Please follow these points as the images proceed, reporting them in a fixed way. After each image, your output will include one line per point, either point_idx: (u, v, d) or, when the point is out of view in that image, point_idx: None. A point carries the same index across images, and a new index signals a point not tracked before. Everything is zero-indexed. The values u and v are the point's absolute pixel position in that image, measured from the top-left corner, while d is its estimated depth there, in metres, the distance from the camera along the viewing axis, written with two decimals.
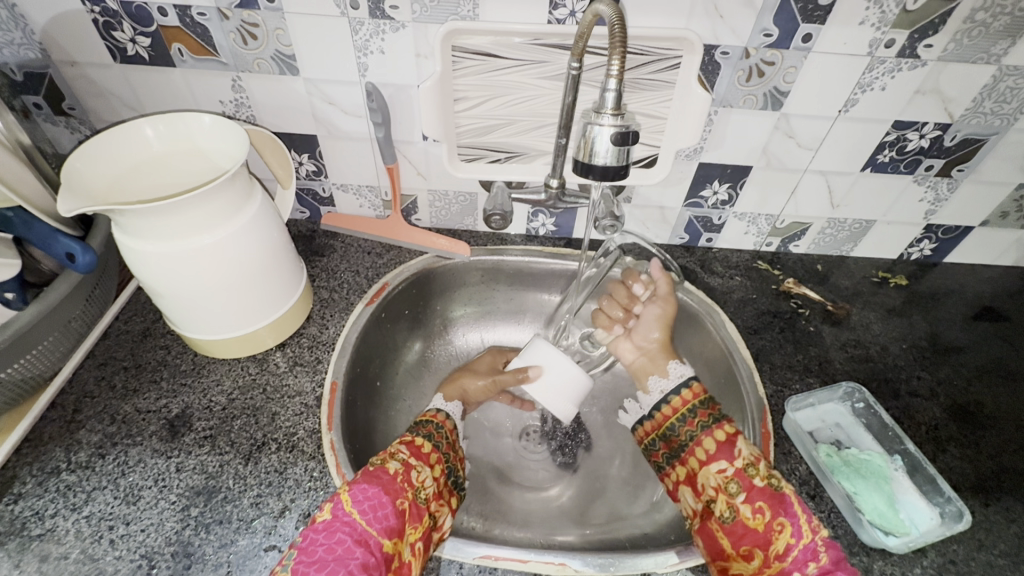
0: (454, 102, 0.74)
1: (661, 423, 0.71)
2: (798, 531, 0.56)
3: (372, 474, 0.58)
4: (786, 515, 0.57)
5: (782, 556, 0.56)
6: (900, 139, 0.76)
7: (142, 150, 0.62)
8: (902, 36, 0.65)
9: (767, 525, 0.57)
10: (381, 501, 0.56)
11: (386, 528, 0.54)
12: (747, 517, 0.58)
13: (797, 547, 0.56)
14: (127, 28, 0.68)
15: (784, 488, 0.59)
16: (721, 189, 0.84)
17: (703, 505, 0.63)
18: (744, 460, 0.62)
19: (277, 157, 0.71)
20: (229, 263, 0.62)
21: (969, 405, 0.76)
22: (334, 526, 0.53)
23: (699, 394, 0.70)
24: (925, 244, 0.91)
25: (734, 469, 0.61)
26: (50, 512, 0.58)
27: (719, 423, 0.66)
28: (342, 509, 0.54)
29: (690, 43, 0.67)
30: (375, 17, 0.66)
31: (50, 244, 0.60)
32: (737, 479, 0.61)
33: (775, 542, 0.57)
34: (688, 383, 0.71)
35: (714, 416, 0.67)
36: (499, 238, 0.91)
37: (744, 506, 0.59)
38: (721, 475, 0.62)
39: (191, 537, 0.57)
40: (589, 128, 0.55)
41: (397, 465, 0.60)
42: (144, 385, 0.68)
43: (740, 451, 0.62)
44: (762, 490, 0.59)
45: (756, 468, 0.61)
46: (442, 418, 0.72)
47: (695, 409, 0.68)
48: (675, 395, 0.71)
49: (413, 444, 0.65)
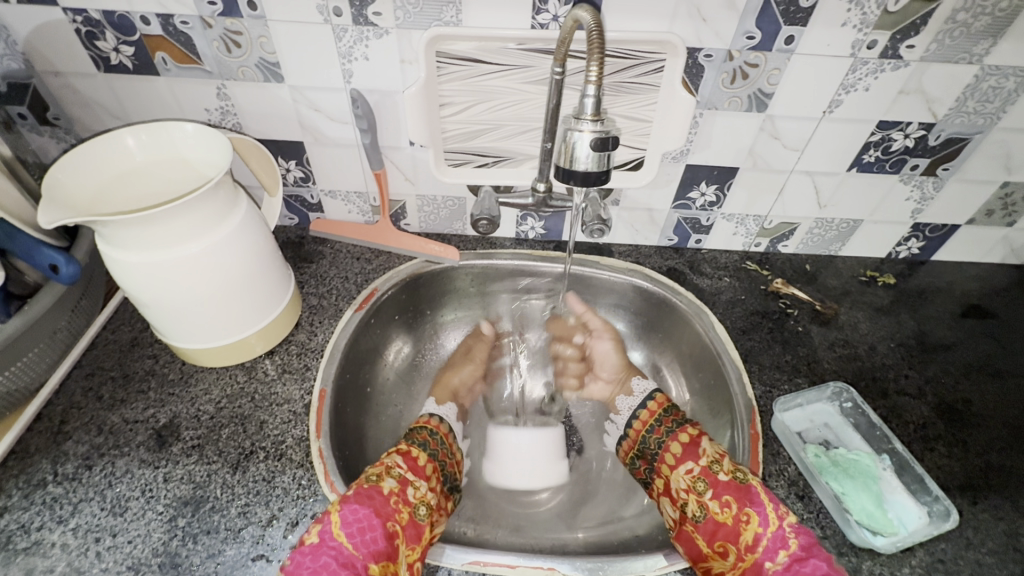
0: (440, 108, 0.74)
1: (635, 440, 0.75)
2: (765, 519, 0.57)
3: (365, 495, 0.57)
4: (752, 505, 0.58)
5: (752, 547, 0.57)
6: (884, 139, 0.76)
7: (123, 159, 0.62)
8: (883, 37, 0.65)
9: (735, 517, 0.58)
10: (370, 523, 0.55)
11: (373, 552, 0.54)
12: (716, 512, 0.60)
13: (766, 536, 0.56)
14: (110, 37, 0.68)
15: (750, 481, 0.60)
16: (708, 191, 0.84)
17: (678, 509, 0.64)
18: (710, 458, 0.64)
19: (260, 164, 0.71)
20: (216, 271, 0.62)
21: (956, 403, 0.76)
22: (320, 550, 0.52)
23: (661, 404, 0.74)
24: (913, 243, 0.91)
25: (701, 467, 0.64)
26: (36, 525, 0.57)
27: (684, 426, 0.69)
28: (330, 533, 0.53)
29: (673, 46, 0.67)
30: (359, 24, 0.66)
31: (33, 255, 0.60)
32: (704, 477, 0.63)
33: (745, 534, 0.57)
34: (653, 395, 0.76)
35: (677, 421, 0.71)
36: (488, 242, 0.91)
37: (712, 502, 0.60)
38: (689, 474, 0.64)
39: (178, 548, 0.57)
40: (569, 133, 0.55)
41: (393, 483, 0.60)
42: (131, 395, 0.68)
43: (703, 451, 0.65)
44: (727, 483, 0.61)
45: (720, 464, 0.63)
46: (435, 422, 0.74)
47: (662, 417, 0.73)
48: (643, 408, 0.76)
49: (409, 456, 0.66)
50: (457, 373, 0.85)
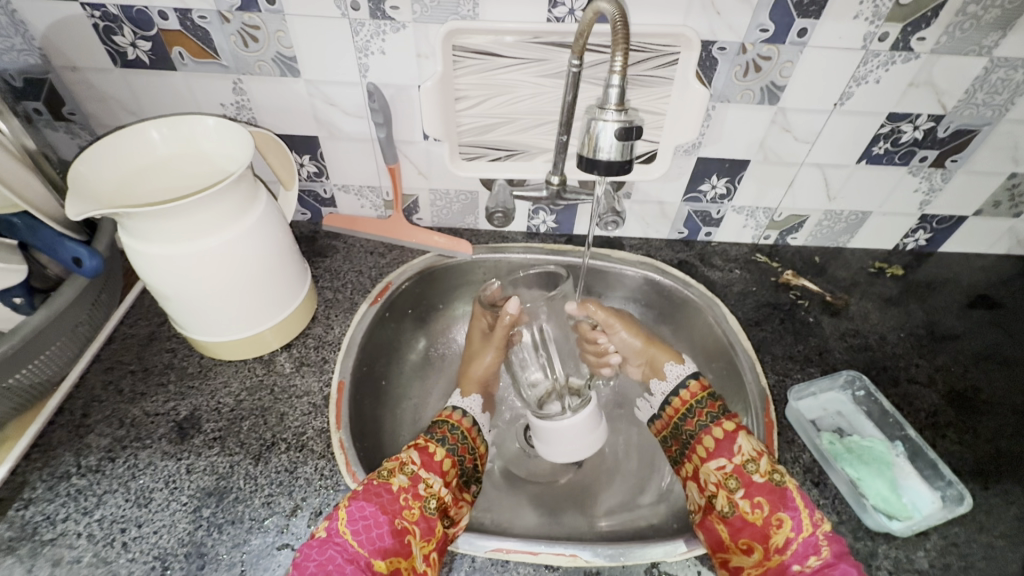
0: (455, 102, 0.74)
1: (668, 423, 0.73)
2: (798, 525, 0.58)
3: (373, 492, 0.57)
4: (786, 510, 0.58)
5: (781, 549, 0.58)
6: (894, 131, 0.77)
7: (143, 153, 0.62)
8: (895, 30, 0.66)
9: (765, 519, 0.59)
10: (377, 520, 0.55)
11: (379, 548, 0.54)
12: (745, 511, 0.60)
13: (797, 540, 0.57)
14: (128, 32, 0.68)
15: (785, 484, 0.60)
16: (720, 183, 0.85)
17: (705, 499, 0.64)
18: (744, 456, 0.63)
19: (278, 158, 0.71)
20: (237, 263, 0.62)
21: (966, 391, 0.77)
22: (327, 544, 0.53)
23: (699, 392, 0.72)
24: (921, 234, 0.92)
25: (734, 466, 0.62)
26: (61, 516, 0.58)
27: (722, 419, 0.67)
28: (336, 529, 0.54)
29: (688, 40, 0.68)
30: (376, 18, 0.66)
31: (56, 248, 0.60)
32: (736, 475, 0.62)
33: (774, 537, 0.58)
34: (689, 380, 0.74)
35: (713, 414, 0.68)
36: (500, 236, 0.92)
37: (743, 500, 0.60)
38: (720, 471, 0.63)
39: (204, 538, 0.57)
40: (592, 123, 0.55)
41: (403, 479, 0.59)
42: (151, 388, 0.69)
43: (739, 448, 0.63)
44: (762, 485, 0.60)
45: (756, 464, 0.62)
46: (457, 417, 0.71)
47: (701, 403, 0.70)
48: (677, 394, 0.73)
49: (425, 452, 0.64)
50: (479, 362, 0.81)
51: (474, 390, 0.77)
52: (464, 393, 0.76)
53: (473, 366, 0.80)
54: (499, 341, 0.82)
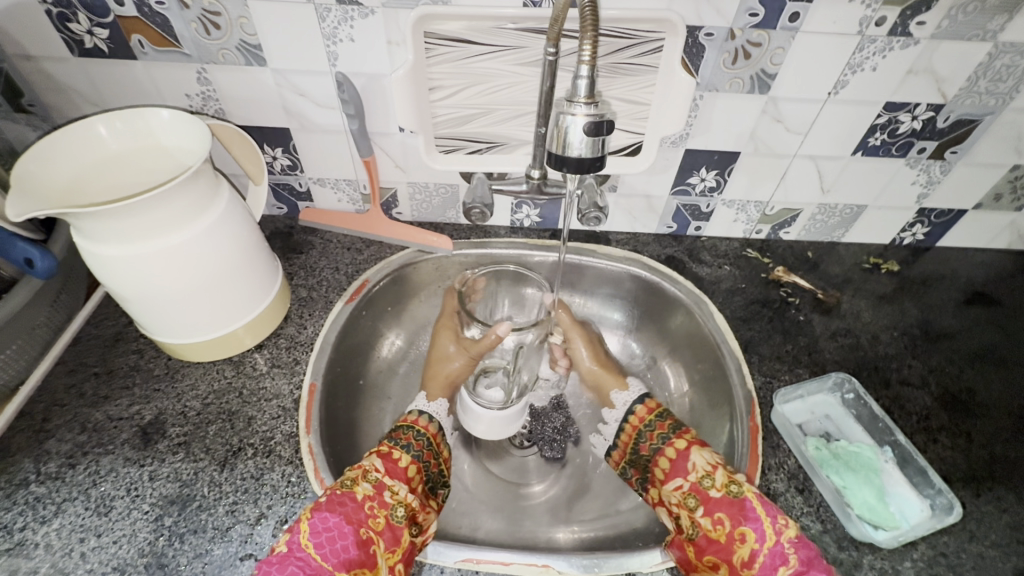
0: (429, 92, 0.71)
1: (627, 448, 0.71)
2: (762, 535, 0.55)
3: (337, 501, 0.55)
4: (748, 522, 0.56)
5: (749, 563, 0.55)
6: (891, 121, 0.73)
7: (96, 149, 0.59)
8: (893, 13, 0.62)
9: (728, 535, 0.56)
10: (341, 531, 0.52)
11: (344, 560, 0.51)
12: (708, 528, 0.57)
13: (763, 552, 0.54)
14: (83, 19, 0.65)
15: (745, 494, 0.57)
16: (709, 176, 0.81)
17: (672, 521, 0.62)
18: (699, 473, 0.61)
19: (244, 151, 0.68)
20: (199, 263, 0.60)
21: (960, 393, 0.74)
22: (287, 560, 0.50)
23: (653, 410, 0.71)
24: (918, 229, 0.89)
25: (690, 483, 0.61)
26: (19, 525, 0.56)
27: (676, 435, 0.66)
28: (297, 543, 0.51)
29: (673, 25, 0.64)
30: (342, 3, 0.63)
31: (6, 249, 0.57)
32: (694, 493, 0.60)
33: (740, 550, 0.55)
34: (643, 399, 0.73)
35: (664, 435, 0.67)
36: (483, 230, 0.89)
37: (704, 518, 0.58)
38: (678, 491, 0.61)
39: (165, 548, 0.55)
40: (561, 117, 0.52)
41: (368, 488, 0.57)
42: (115, 392, 0.67)
43: (693, 464, 0.62)
44: (720, 499, 0.58)
45: (712, 479, 0.60)
46: (424, 423, 0.69)
47: (653, 424, 0.69)
48: (631, 413, 0.73)
49: (389, 458, 0.62)
50: (448, 363, 0.79)
51: (440, 393, 0.76)
52: (429, 397, 0.74)
53: (438, 364, 0.78)
54: (477, 353, 0.80)
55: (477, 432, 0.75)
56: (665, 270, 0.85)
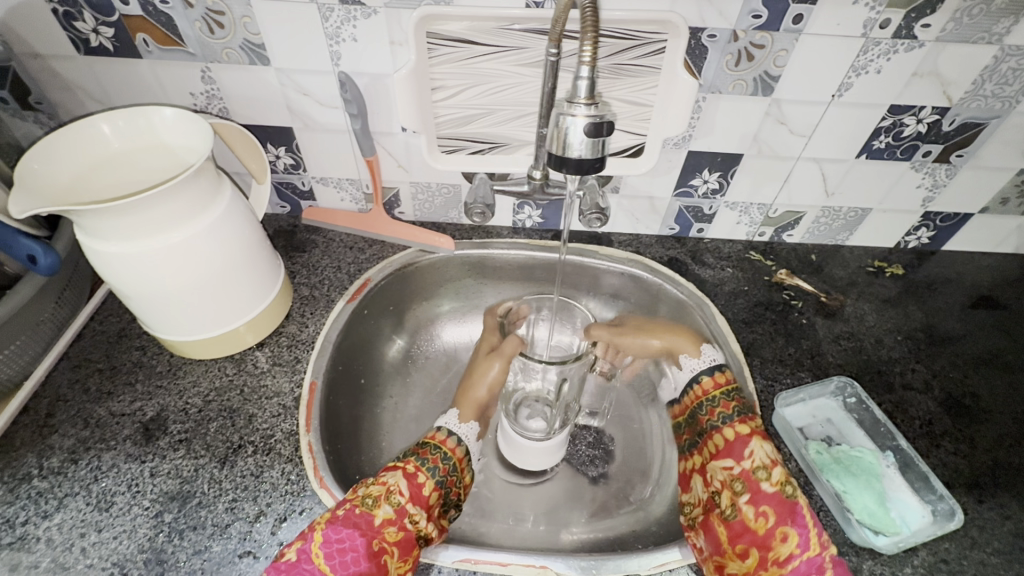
0: (431, 92, 0.71)
1: (687, 407, 0.72)
2: (805, 542, 0.55)
3: (353, 520, 0.54)
4: (794, 526, 0.55)
5: (782, 562, 0.55)
6: (896, 124, 0.73)
7: (100, 147, 0.59)
8: (897, 16, 0.62)
9: (769, 529, 0.56)
10: (353, 544, 0.53)
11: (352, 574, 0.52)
12: (749, 518, 0.58)
13: (801, 557, 0.55)
14: (89, 17, 0.65)
15: (798, 499, 0.57)
16: (711, 178, 0.81)
17: (707, 496, 0.63)
18: (755, 463, 0.60)
19: (246, 150, 0.68)
20: (203, 262, 0.60)
21: (964, 398, 0.74)
22: (294, 570, 0.50)
23: (724, 383, 0.69)
24: (923, 232, 0.88)
25: (741, 469, 0.60)
26: (21, 519, 0.57)
27: (743, 417, 0.64)
28: (307, 554, 0.51)
29: (675, 26, 0.64)
30: (345, 3, 0.63)
31: (9, 245, 0.58)
32: (744, 480, 0.60)
33: (777, 548, 0.56)
34: (720, 368, 0.71)
35: (728, 413, 0.66)
36: (484, 231, 0.89)
37: (748, 506, 0.58)
38: (727, 471, 0.61)
39: (164, 544, 0.56)
40: (561, 118, 0.52)
41: (388, 512, 0.56)
42: (118, 387, 0.67)
43: (751, 453, 0.61)
44: (771, 495, 0.57)
45: (768, 473, 0.59)
46: (451, 444, 0.67)
47: (718, 399, 0.68)
48: (706, 378, 0.71)
49: (414, 480, 0.60)
50: (478, 385, 0.77)
51: (473, 415, 0.73)
52: (461, 419, 0.72)
53: (469, 391, 0.76)
54: (507, 352, 0.79)
55: (528, 463, 0.75)
56: (667, 271, 0.85)
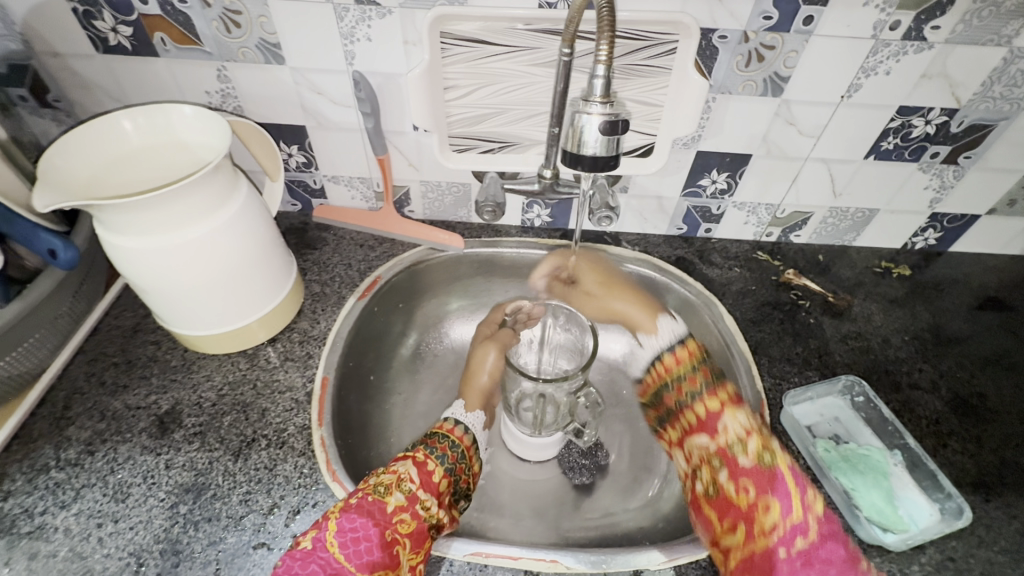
0: (444, 91, 0.72)
1: (650, 388, 0.66)
2: (788, 509, 0.53)
3: (367, 507, 0.55)
4: (775, 495, 0.54)
5: (768, 532, 0.53)
6: (904, 125, 0.73)
7: (121, 143, 0.60)
8: (907, 17, 0.63)
9: (751, 502, 0.55)
10: (366, 533, 0.53)
11: (367, 562, 0.51)
12: (730, 492, 0.56)
13: (785, 526, 0.53)
14: (108, 16, 0.66)
15: (777, 465, 0.55)
16: (720, 178, 0.82)
17: (691, 471, 0.62)
18: (730, 436, 0.58)
19: (262, 149, 0.69)
20: (219, 257, 0.61)
21: (971, 398, 0.74)
22: (310, 557, 0.51)
23: (692, 356, 0.62)
24: (930, 233, 0.89)
25: (717, 446, 0.58)
26: (39, 509, 0.58)
27: (713, 390, 0.60)
28: (322, 542, 0.52)
29: (686, 27, 0.65)
30: (361, 3, 0.64)
31: (31, 240, 0.59)
32: (721, 455, 0.58)
33: (761, 519, 0.54)
34: (682, 341, 0.64)
35: (698, 388, 0.61)
36: (494, 230, 0.90)
37: (727, 481, 0.57)
38: (704, 448, 0.59)
39: (180, 535, 0.57)
40: (577, 116, 0.53)
41: (400, 498, 0.57)
42: (134, 381, 0.68)
43: (726, 426, 0.58)
44: (749, 468, 0.56)
45: (744, 445, 0.57)
46: (459, 433, 0.68)
47: (683, 374, 0.62)
48: (668, 354, 0.64)
49: (423, 468, 0.61)
50: (479, 373, 0.77)
51: (478, 405, 0.75)
52: (468, 407, 0.73)
53: (472, 379, 0.77)
54: (503, 340, 0.80)
55: (526, 455, 0.78)
56: (676, 272, 0.85)
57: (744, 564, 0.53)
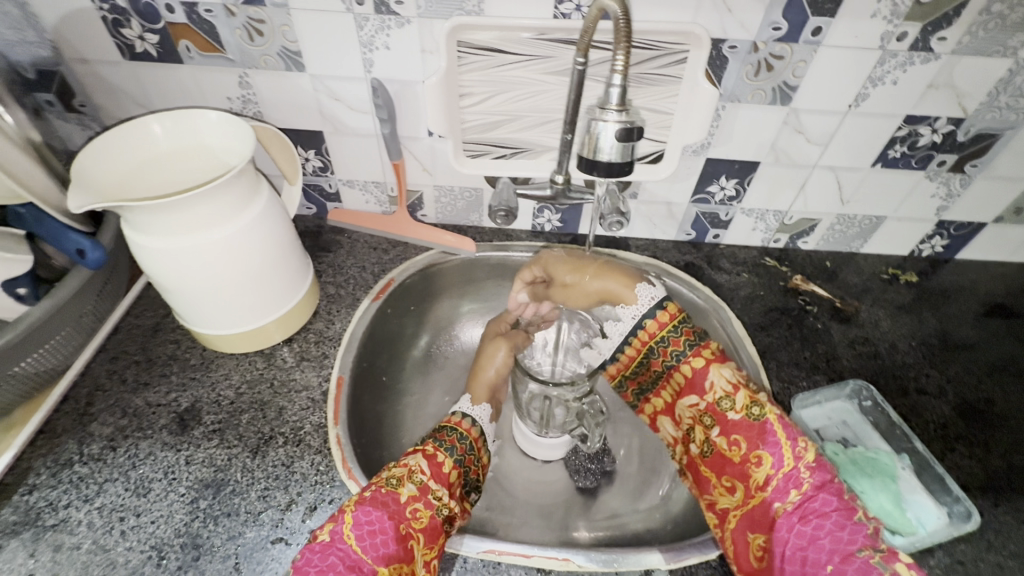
0: (459, 98, 0.74)
1: (630, 361, 0.66)
2: (778, 460, 0.55)
3: (381, 499, 0.56)
4: (765, 447, 0.56)
5: (763, 486, 0.55)
6: (911, 134, 0.74)
7: (148, 147, 0.62)
8: (914, 29, 0.64)
9: (743, 456, 0.57)
10: (382, 526, 0.54)
11: (383, 555, 0.52)
12: (723, 448, 0.59)
13: (778, 477, 0.55)
14: (135, 25, 0.68)
15: (765, 417, 0.57)
16: (729, 185, 0.83)
17: (682, 434, 0.64)
18: (716, 393, 0.59)
19: (282, 153, 0.71)
20: (241, 257, 0.62)
21: (978, 403, 0.75)
22: (329, 549, 0.52)
23: (671, 319, 0.62)
24: (937, 241, 0.89)
25: (707, 403, 0.60)
26: (63, 503, 0.59)
27: (696, 349, 0.61)
28: (340, 534, 0.53)
29: (697, 37, 0.66)
30: (380, 13, 0.66)
31: (61, 240, 0.62)
32: (710, 413, 0.60)
33: (755, 474, 0.56)
34: (663, 303, 0.63)
35: (681, 349, 0.62)
36: (505, 234, 0.91)
37: (720, 438, 0.59)
38: (694, 408, 0.61)
39: (200, 529, 0.58)
40: (593, 124, 0.54)
41: (412, 489, 0.58)
42: (154, 378, 0.70)
43: (712, 384, 0.60)
44: (738, 423, 0.58)
45: (731, 401, 0.58)
46: (466, 425, 0.68)
47: (667, 338, 0.62)
48: (650, 319, 0.63)
49: (434, 460, 0.62)
50: (487, 366, 0.78)
51: (485, 397, 0.75)
52: (474, 399, 0.74)
53: (480, 370, 0.78)
54: (515, 339, 0.80)
55: (537, 454, 0.79)
56: (684, 276, 0.86)
57: (745, 520, 0.56)
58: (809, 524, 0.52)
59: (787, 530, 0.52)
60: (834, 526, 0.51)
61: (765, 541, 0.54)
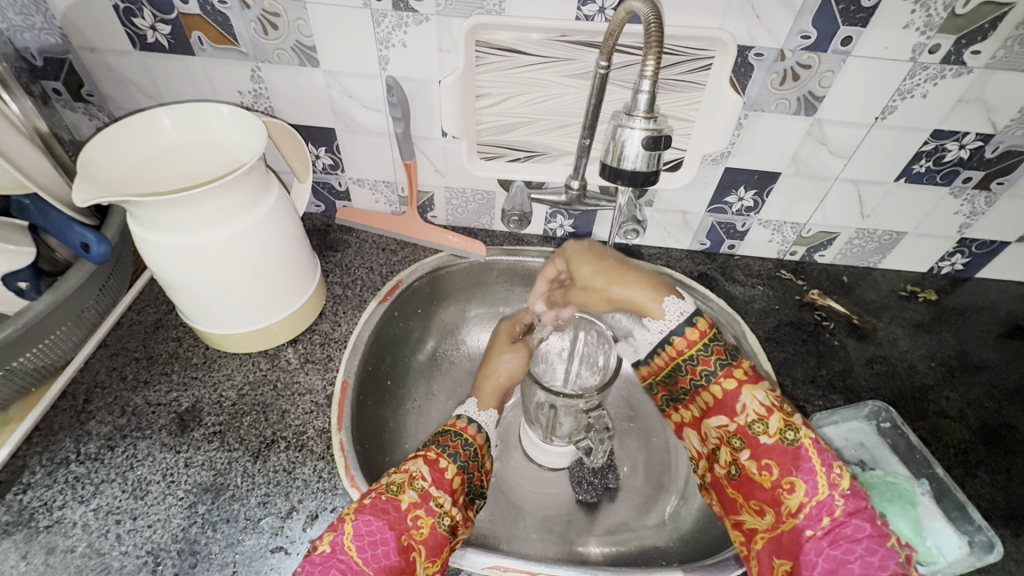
0: (476, 99, 0.72)
1: (661, 368, 0.61)
2: (813, 488, 0.52)
3: (381, 507, 0.54)
4: (800, 473, 0.53)
5: (795, 512, 0.52)
6: (937, 149, 0.72)
7: (160, 139, 0.61)
8: (947, 41, 0.62)
9: (774, 482, 0.54)
10: (383, 536, 0.52)
11: (384, 567, 0.50)
12: (752, 471, 0.55)
13: (812, 504, 0.52)
14: (147, 14, 0.67)
15: (800, 442, 0.54)
16: (746, 196, 0.81)
17: (708, 452, 0.61)
18: (749, 416, 0.56)
19: (293, 150, 0.69)
20: (246, 257, 0.61)
21: (1000, 427, 0.73)
22: (330, 561, 0.50)
23: (705, 334, 0.58)
24: (958, 258, 0.87)
25: (737, 425, 0.57)
26: (58, 503, 0.57)
27: (728, 369, 0.58)
28: (341, 545, 0.51)
29: (723, 44, 0.64)
30: (398, 9, 0.64)
31: (65, 233, 0.61)
32: (740, 435, 0.56)
33: (787, 500, 0.53)
34: (693, 320, 0.59)
35: (720, 363, 0.58)
36: (516, 238, 0.90)
37: (749, 461, 0.56)
38: (721, 429, 0.58)
39: (197, 535, 0.56)
40: (619, 130, 0.53)
41: (413, 495, 0.56)
42: (154, 377, 0.68)
43: (744, 406, 0.56)
44: (771, 447, 0.55)
45: (764, 425, 0.55)
46: (472, 431, 0.67)
47: (696, 356, 0.59)
48: (678, 337, 0.59)
49: (435, 466, 0.60)
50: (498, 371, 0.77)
51: (492, 403, 0.74)
52: (481, 405, 0.72)
53: (490, 375, 0.76)
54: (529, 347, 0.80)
55: (543, 459, 0.78)
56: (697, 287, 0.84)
57: (772, 543, 0.54)
58: (838, 548, 0.49)
59: (815, 554, 0.50)
60: (866, 551, 0.48)
61: (791, 566, 0.52)
